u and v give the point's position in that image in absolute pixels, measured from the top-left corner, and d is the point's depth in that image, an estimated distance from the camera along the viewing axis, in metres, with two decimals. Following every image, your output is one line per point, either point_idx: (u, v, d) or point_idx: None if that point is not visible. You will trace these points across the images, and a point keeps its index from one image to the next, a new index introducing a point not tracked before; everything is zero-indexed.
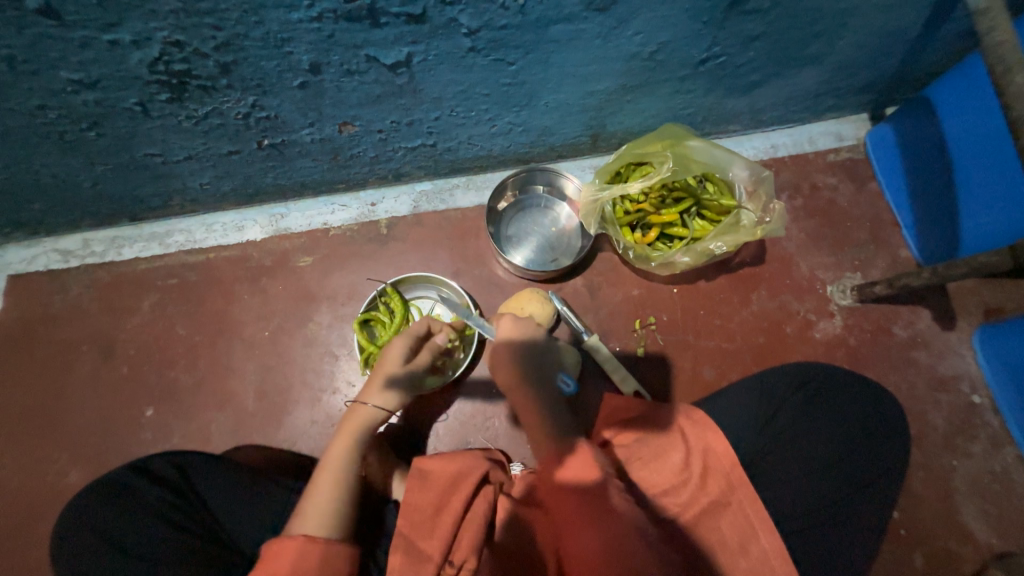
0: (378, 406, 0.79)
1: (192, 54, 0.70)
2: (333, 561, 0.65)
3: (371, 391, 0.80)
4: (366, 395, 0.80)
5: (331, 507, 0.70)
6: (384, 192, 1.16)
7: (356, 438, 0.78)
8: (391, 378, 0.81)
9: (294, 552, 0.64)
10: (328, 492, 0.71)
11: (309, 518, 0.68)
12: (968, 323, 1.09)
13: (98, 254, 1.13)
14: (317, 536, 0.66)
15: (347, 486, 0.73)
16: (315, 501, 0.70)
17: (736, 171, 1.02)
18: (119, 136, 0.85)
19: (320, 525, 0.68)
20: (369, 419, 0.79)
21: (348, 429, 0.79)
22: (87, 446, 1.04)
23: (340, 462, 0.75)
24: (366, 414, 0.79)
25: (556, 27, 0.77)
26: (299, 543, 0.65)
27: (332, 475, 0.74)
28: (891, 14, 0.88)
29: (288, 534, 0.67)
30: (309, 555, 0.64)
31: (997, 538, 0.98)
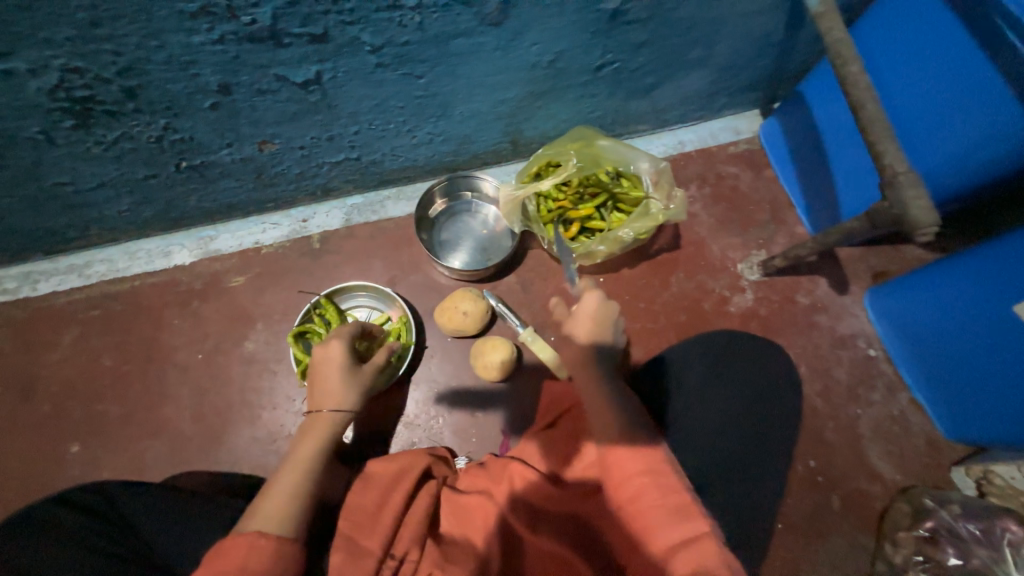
0: (336, 408, 0.79)
1: (94, 80, 0.72)
2: (286, 561, 0.63)
3: (335, 393, 0.81)
4: (331, 398, 0.80)
5: (293, 506, 0.68)
6: (315, 208, 1.19)
7: (324, 441, 0.77)
8: (349, 380, 0.83)
9: (249, 546, 0.62)
10: (291, 490, 0.70)
11: (265, 515, 0.66)
12: (859, 286, 1.23)
13: (11, 291, 1.08)
14: (276, 534, 0.64)
15: (311, 487, 0.72)
16: (273, 497, 0.69)
17: (639, 163, 1.11)
18: (24, 166, 0.84)
19: (277, 523, 0.66)
20: (334, 421, 0.79)
21: (315, 431, 0.77)
22: (5, 492, 0.98)
23: (304, 462, 0.74)
24: (328, 418, 0.79)
25: (456, 41, 0.83)
26: (252, 538, 0.63)
27: (298, 472, 0.72)
28: (753, 22, 1.01)
29: (243, 528, 0.64)
30: (263, 552, 0.62)
31: (900, 474, 1.09)
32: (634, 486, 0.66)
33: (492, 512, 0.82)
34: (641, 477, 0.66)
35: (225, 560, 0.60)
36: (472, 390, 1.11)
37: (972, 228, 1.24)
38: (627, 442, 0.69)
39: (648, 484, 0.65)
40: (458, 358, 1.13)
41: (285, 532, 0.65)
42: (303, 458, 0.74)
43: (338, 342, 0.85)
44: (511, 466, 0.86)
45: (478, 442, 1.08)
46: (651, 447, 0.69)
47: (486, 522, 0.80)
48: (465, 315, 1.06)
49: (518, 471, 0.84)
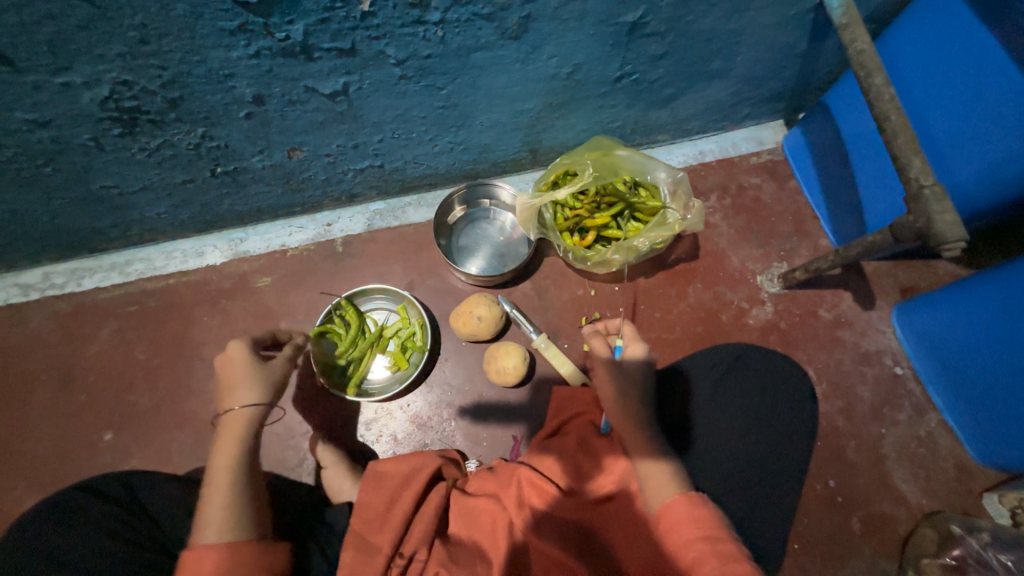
0: (246, 402, 0.79)
1: (140, 92, 0.77)
2: (244, 560, 0.67)
3: (240, 393, 0.80)
4: (235, 399, 0.79)
5: (230, 513, 0.70)
6: (339, 212, 1.23)
7: (242, 443, 0.77)
8: (250, 378, 0.81)
9: (197, 561, 0.65)
10: (223, 497, 0.71)
11: (208, 526, 0.69)
12: (886, 302, 1.19)
13: (58, 286, 1.16)
14: (219, 542, 0.67)
15: (242, 489, 0.73)
16: (209, 509, 0.70)
17: (656, 174, 1.12)
18: (75, 170, 0.90)
19: (220, 530, 0.68)
20: (250, 417, 0.79)
21: (229, 435, 0.77)
22: (45, 475, 1.04)
23: (227, 471, 0.74)
24: (241, 416, 0.78)
25: (476, 55, 0.86)
26: (200, 551, 0.66)
27: (226, 479, 0.73)
28: (776, 33, 1.00)
29: (193, 543, 0.67)
30: (210, 562, 0.65)
31: (926, 499, 1.05)
32: (691, 551, 0.69)
33: (503, 516, 0.82)
34: (700, 543, 0.68)
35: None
36: (485, 394, 1.12)
37: (1010, 244, 1.19)
38: (685, 504, 0.73)
39: (706, 551, 0.68)
40: (472, 362, 1.14)
41: (231, 538, 0.68)
42: (227, 467, 0.75)
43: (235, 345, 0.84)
44: (520, 470, 0.86)
45: (489, 447, 1.09)
46: (708, 510, 0.72)
47: (497, 525, 0.81)
48: (480, 320, 1.08)
49: (525, 475, 0.85)
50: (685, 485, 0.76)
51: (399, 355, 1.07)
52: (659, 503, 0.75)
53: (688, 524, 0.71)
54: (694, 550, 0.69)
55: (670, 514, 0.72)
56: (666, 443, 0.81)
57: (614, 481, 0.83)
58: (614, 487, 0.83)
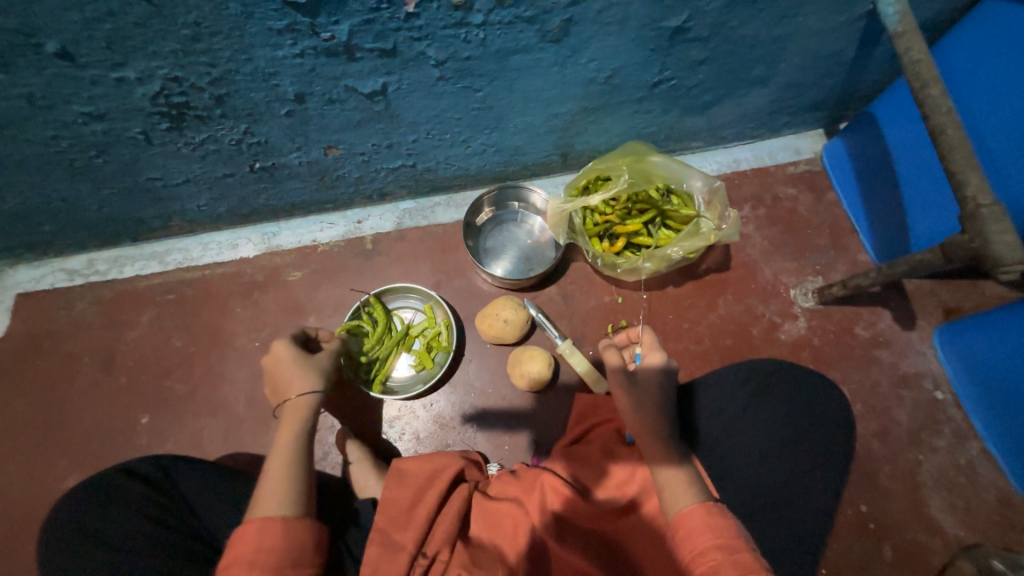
0: (305, 390, 0.82)
1: (190, 88, 0.79)
2: (299, 535, 0.68)
3: (297, 379, 0.83)
4: (293, 385, 0.82)
5: (287, 489, 0.72)
6: (370, 210, 1.24)
7: (301, 425, 0.79)
8: (306, 365, 0.84)
9: (256, 533, 0.67)
10: (282, 474, 0.73)
11: (268, 500, 0.70)
12: (928, 322, 1.14)
13: (102, 272, 1.20)
14: (278, 516, 0.69)
15: (301, 469, 0.75)
16: (268, 485, 0.72)
17: (692, 182, 1.10)
18: (123, 162, 0.94)
19: (279, 504, 0.70)
20: (307, 405, 0.81)
21: (289, 420, 0.79)
22: (84, 454, 1.09)
23: (285, 451, 0.76)
24: (300, 403, 0.81)
25: (515, 57, 0.86)
26: (261, 523, 0.67)
27: (286, 459, 0.75)
28: (822, 40, 0.97)
29: (251, 517, 0.69)
30: (270, 534, 0.67)
31: (965, 530, 1.00)
32: (707, 559, 0.66)
33: (523, 520, 0.81)
34: (717, 553, 0.66)
35: (241, 547, 0.66)
36: (508, 397, 1.12)
37: None
38: (702, 513, 0.70)
39: (723, 560, 0.65)
40: (496, 364, 1.14)
41: (287, 513, 0.70)
42: (284, 447, 0.77)
43: (282, 343, 0.86)
44: (544, 475, 0.85)
45: (510, 450, 1.09)
46: (726, 520, 0.69)
47: (517, 529, 0.81)
48: (506, 322, 1.07)
49: (546, 481, 0.84)
50: (702, 493, 0.74)
51: (423, 354, 1.08)
52: (677, 511, 0.73)
53: (706, 531, 0.68)
54: (711, 558, 0.66)
55: (689, 522, 0.70)
56: (687, 452, 0.80)
57: (636, 490, 0.83)
58: (636, 499, 0.82)
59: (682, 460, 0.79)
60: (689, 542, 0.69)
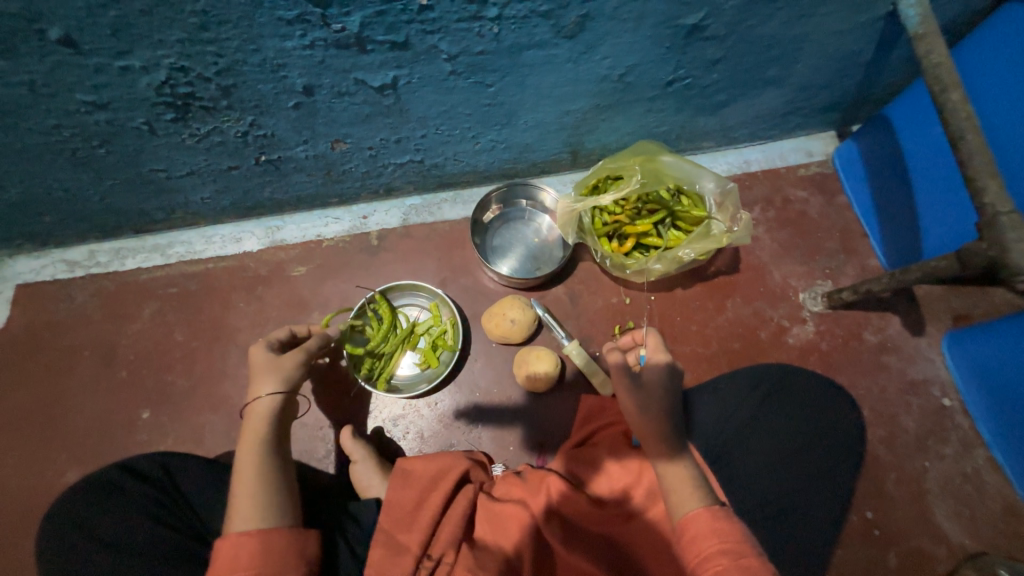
0: (269, 393, 0.82)
1: (196, 78, 0.77)
2: (274, 546, 0.67)
3: (260, 384, 0.83)
4: (257, 391, 0.82)
5: (257, 500, 0.71)
6: (375, 206, 1.23)
7: (264, 432, 0.79)
8: (268, 370, 0.84)
9: (230, 548, 0.66)
10: (251, 485, 0.73)
11: (240, 514, 0.70)
12: (937, 328, 1.14)
13: (103, 264, 1.19)
14: (249, 529, 0.68)
15: (269, 478, 0.74)
16: (238, 498, 0.72)
17: (704, 183, 1.08)
18: (127, 152, 0.92)
19: (250, 517, 0.69)
20: (269, 409, 0.81)
21: (253, 427, 0.79)
22: (84, 448, 1.08)
23: (252, 460, 0.76)
24: (263, 408, 0.81)
25: (529, 53, 0.84)
26: (234, 538, 0.67)
27: (252, 470, 0.74)
28: (840, 41, 0.95)
29: (227, 533, 0.68)
30: (243, 548, 0.66)
31: (969, 538, 1.00)
32: (713, 565, 0.64)
33: (528, 524, 0.80)
34: (721, 558, 0.64)
35: (217, 564, 0.65)
36: (513, 397, 1.11)
37: None
38: (707, 517, 0.69)
39: (728, 565, 0.64)
40: (502, 364, 1.13)
41: (259, 524, 0.69)
42: (251, 456, 0.76)
43: (256, 346, 0.88)
44: (550, 478, 0.84)
45: (515, 451, 1.08)
46: (732, 525, 0.67)
47: (521, 533, 0.80)
48: (513, 323, 1.06)
49: (551, 485, 0.83)
50: (708, 497, 0.72)
51: (428, 352, 1.07)
52: (682, 515, 0.71)
53: (711, 534, 0.67)
54: (715, 563, 0.64)
55: (693, 526, 0.68)
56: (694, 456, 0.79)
57: (643, 496, 0.80)
58: (643, 503, 0.80)
59: (688, 463, 0.77)
60: (694, 548, 0.67)
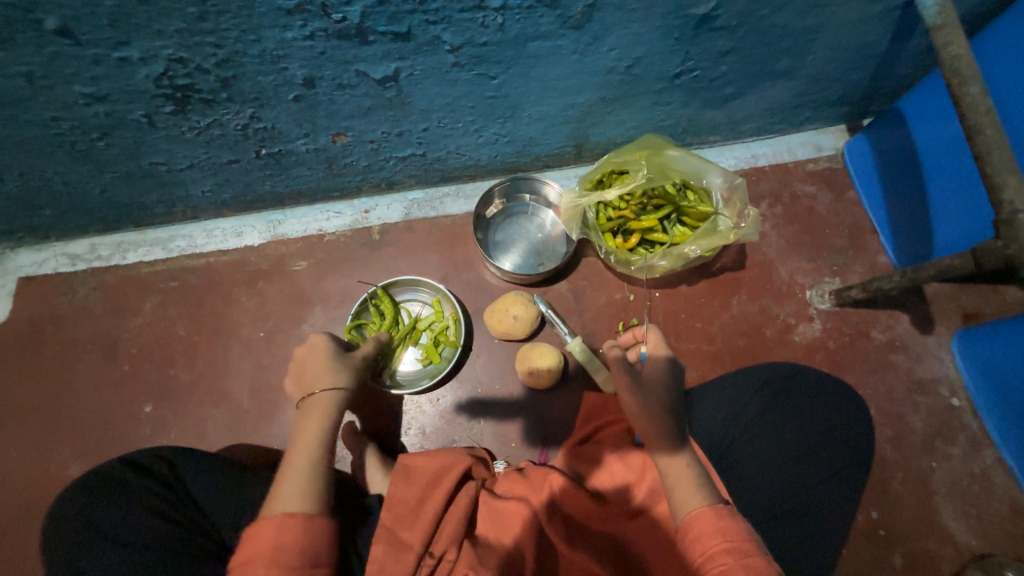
0: (330, 386, 0.81)
1: (195, 70, 0.76)
2: (316, 535, 0.67)
3: (324, 374, 0.83)
4: (320, 379, 0.82)
5: (309, 487, 0.71)
6: (377, 200, 1.22)
7: (325, 421, 0.79)
8: (336, 363, 0.84)
9: (275, 530, 0.65)
10: (305, 471, 0.72)
11: (287, 497, 0.69)
12: (946, 327, 1.12)
13: (104, 258, 1.18)
14: (299, 513, 0.67)
15: (322, 466, 0.74)
16: (287, 481, 0.71)
17: (711, 178, 1.06)
18: (127, 146, 0.91)
19: (299, 502, 0.69)
20: (331, 399, 0.81)
21: (313, 414, 0.79)
22: (87, 441, 1.08)
23: (309, 447, 0.76)
24: (324, 397, 0.81)
25: (534, 44, 0.82)
26: (279, 519, 0.66)
27: (308, 456, 0.74)
28: (853, 32, 0.93)
29: (269, 514, 0.67)
30: (289, 531, 0.65)
31: (976, 539, 0.99)
32: (717, 564, 0.63)
33: (530, 523, 0.80)
34: (726, 558, 0.63)
35: (258, 545, 0.64)
36: (515, 393, 1.10)
37: None
38: (711, 516, 0.67)
39: (733, 564, 0.62)
40: (504, 360, 1.12)
41: (309, 511, 0.68)
42: (308, 443, 0.76)
43: (320, 338, 0.88)
44: (553, 475, 0.85)
45: (517, 448, 1.07)
46: (737, 523, 0.66)
47: (524, 532, 0.79)
48: (515, 319, 1.05)
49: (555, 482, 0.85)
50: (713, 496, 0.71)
51: (430, 348, 1.07)
52: (686, 513, 0.70)
53: (717, 531, 0.65)
54: (720, 562, 0.63)
55: (697, 525, 0.67)
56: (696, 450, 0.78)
57: (645, 495, 0.79)
58: (646, 502, 0.79)
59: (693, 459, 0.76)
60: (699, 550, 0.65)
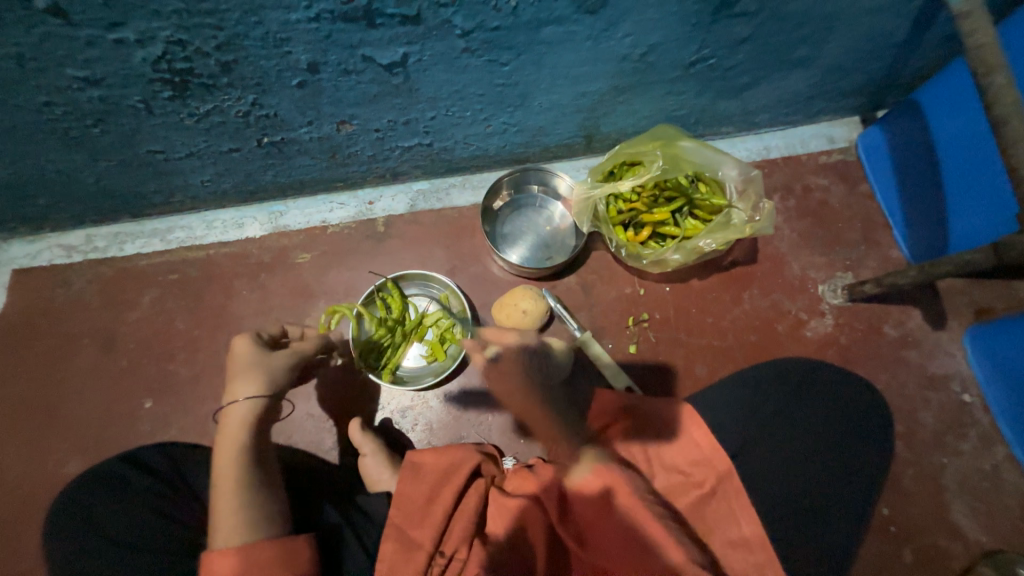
0: (244, 399, 0.77)
1: (193, 53, 0.73)
2: (254, 564, 0.65)
3: (236, 389, 0.78)
4: (232, 395, 0.78)
5: (239, 514, 0.69)
6: (381, 190, 1.19)
7: (242, 439, 0.76)
8: (248, 372, 0.79)
9: (211, 567, 0.65)
10: (232, 495, 0.71)
11: (221, 530, 0.68)
12: (958, 322, 1.11)
13: (101, 249, 1.15)
14: (230, 544, 0.67)
15: (250, 488, 0.72)
16: (220, 511, 0.70)
17: (726, 169, 1.04)
18: (123, 132, 0.87)
19: (231, 533, 0.67)
20: (245, 415, 0.77)
21: (229, 435, 0.76)
22: (86, 437, 1.06)
23: (231, 472, 0.73)
24: (239, 414, 0.77)
25: (547, 29, 0.79)
26: (213, 556, 0.65)
27: (232, 480, 0.72)
28: (874, 20, 0.90)
29: (210, 549, 0.67)
30: (223, 565, 0.64)
31: (986, 535, 0.99)
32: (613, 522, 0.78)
33: (542, 520, 0.79)
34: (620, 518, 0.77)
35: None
36: None
37: None
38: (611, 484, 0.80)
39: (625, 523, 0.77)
40: None
41: (240, 539, 0.67)
42: (231, 465, 0.74)
43: (242, 339, 0.83)
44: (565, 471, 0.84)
45: (525, 444, 1.06)
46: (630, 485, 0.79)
47: (535, 529, 0.78)
48: (525, 314, 1.03)
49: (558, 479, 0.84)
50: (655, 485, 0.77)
51: (435, 343, 1.04)
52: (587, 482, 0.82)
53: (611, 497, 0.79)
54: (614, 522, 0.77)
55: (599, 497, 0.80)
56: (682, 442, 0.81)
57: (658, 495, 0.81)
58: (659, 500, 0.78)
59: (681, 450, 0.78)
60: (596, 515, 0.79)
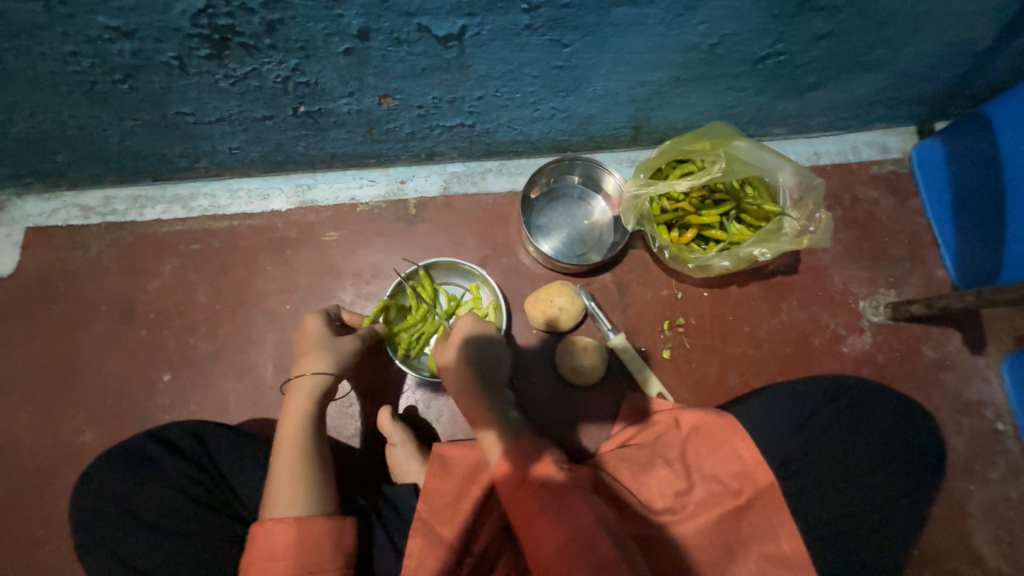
0: (315, 372, 0.78)
1: (238, 9, 0.66)
2: (310, 539, 0.64)
3: (307, 361, 0.78)
4: (302, 367, 0.78)
5: (296, 486, 0.68)
6: (415, 170, 1.13)
7: (307, 412, 0.76)
8: (320, 346, 0.80)
9: (267, 534, 0.64)
10: (292, 469, 0.70)
11: (276, 500, 0.67)
12: (997, 348, 1.08)
13: (120, 212, 1.10)
14: (286, 517, 0.65)
15: (309, 462, 0.71)
16: (277, 481, 0.69)
17: (784, 176, 0.98)
18: (152, 90, 0.81)
19: (288, 504, 0.66)
20: (313, 389, 0.77)
21: (295, 406, 0.76)
22: (103, 408, 1.03)
23: (293, 444, 0.73)
24: (308, 386, 0.77)
25: (619, 10, 0.73)
26: (269, 524, 0.64)
27: (293, 452, 0.72)
28: (961, 25, 0.84)
29: (264, 518, 0.66)
30: (279, 536, 0.64)
31: (1006, 563, 0.98)
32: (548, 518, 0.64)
33: None
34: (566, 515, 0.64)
35: (253, 549, 0.63)
36: (550, 386, 1.06)
37: None
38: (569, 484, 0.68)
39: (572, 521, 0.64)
40: (541, 351, 1.07)
41: (296, 511, 0.66)
42: (294, 437, 0.74)
43: (314, 315, 0.84)
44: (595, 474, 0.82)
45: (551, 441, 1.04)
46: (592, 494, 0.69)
47: None
48: (559, 312, 1.00)
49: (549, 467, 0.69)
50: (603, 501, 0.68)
51: None
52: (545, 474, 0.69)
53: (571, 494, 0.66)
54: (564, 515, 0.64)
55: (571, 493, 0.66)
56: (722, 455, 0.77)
57: (693, 506, 0.75)
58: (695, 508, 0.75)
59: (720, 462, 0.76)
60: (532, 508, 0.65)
